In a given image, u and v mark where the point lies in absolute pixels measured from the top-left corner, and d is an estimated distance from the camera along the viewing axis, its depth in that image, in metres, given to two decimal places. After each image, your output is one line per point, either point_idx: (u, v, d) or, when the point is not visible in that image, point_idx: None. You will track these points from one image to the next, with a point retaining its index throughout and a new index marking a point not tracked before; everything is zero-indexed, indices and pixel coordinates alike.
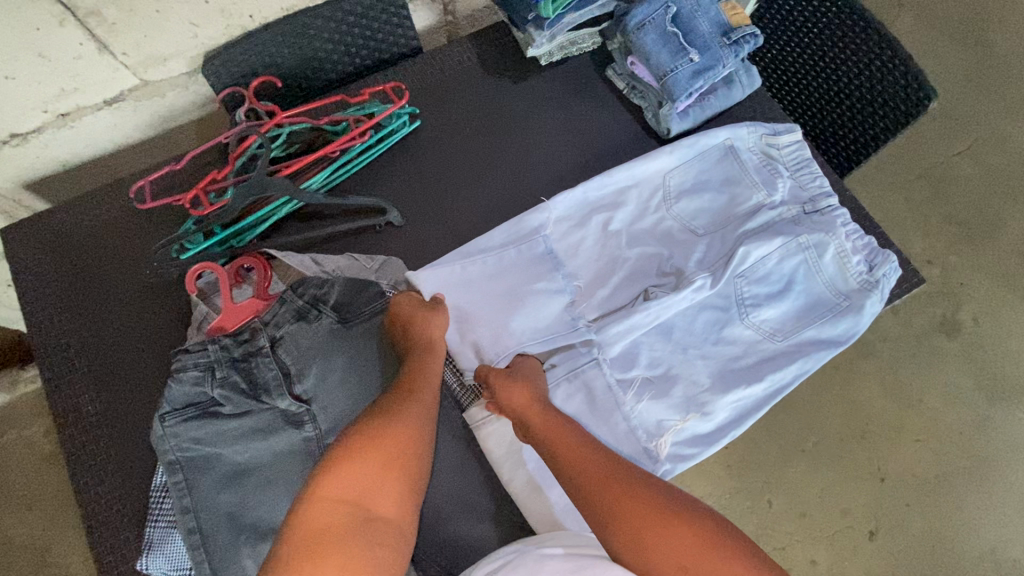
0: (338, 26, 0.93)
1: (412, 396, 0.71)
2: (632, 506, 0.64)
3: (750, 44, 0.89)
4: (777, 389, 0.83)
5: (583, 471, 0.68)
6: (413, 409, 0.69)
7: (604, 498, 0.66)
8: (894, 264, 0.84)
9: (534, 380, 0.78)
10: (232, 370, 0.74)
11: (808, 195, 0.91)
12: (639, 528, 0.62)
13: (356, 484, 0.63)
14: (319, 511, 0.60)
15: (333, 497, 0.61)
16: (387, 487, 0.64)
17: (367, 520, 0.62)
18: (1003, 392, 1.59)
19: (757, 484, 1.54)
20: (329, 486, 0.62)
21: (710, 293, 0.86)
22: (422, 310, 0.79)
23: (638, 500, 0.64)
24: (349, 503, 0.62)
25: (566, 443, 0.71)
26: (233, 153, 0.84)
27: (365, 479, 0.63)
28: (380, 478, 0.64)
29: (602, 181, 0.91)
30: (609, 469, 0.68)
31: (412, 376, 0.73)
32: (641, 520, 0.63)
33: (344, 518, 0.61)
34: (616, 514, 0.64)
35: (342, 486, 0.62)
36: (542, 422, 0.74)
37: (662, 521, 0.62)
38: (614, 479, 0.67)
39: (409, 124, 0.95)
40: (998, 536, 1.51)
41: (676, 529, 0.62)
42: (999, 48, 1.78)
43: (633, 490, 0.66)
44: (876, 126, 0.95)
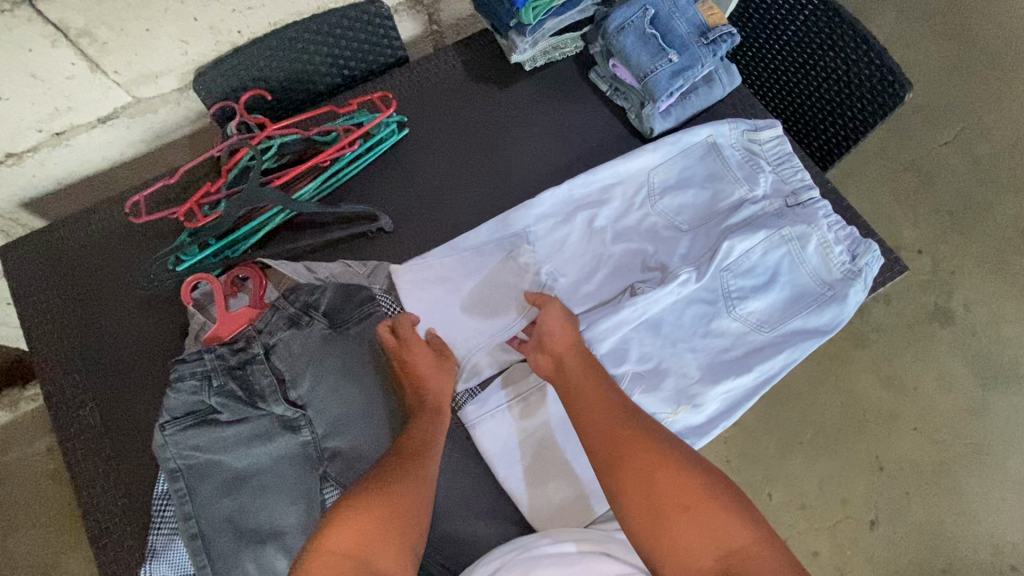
0: (325, 39, 0.95)
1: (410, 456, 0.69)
2: (641, 455, 0.65)
3: (727, 43, 0.92)
4: (766, 380, 0.85)
5: (597, 423, 0.70)
6: (407, 476, 0.67)
7: (614, 444, 0.67)
8: (875, 253, 0.86)
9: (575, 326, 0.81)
10: (228, 378, 0.76)
11: (790, 188, 0.92)
12: (644, 471, 0.64)
13: (361, 537, 0.61)
14: (321, 566, 0.58)
15: (337, 549, 0.60)
16: (392, 543, 0.62)
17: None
18: (997, 377, 1.60)
19: (756, 478, 1.55)
20: (332, 539, 0.60)
21: (697, 287, 0.87)
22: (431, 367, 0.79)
23: (650, 448, 0.66)
24: (353, 557, 0.59)
25: (590, 392, 0.73)
26: (225, 165, 0.86)
27: (370, 535, 0.61)
28: (382, 534, 0.62)
29: (587, 178, 0.94)
30: (623, 419, 0.69)
31: (414, 435, 0.72)
32: (647, 465, 0.64)
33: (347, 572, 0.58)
34: (633, 458, 0.65)
35: (347, 536, 0.60)
36: (584, 375, 0.75)
37: (666, 470, 0.64)
38: (627, 429, 0.68)
39: (397, 132, 0.97)
40: (997, 522, 1.52)
41: (680, 480, 0.63)
42: (978, 38, 1.81)
43: (642, 441, 0.67)
44: (855, 118, 0.97)
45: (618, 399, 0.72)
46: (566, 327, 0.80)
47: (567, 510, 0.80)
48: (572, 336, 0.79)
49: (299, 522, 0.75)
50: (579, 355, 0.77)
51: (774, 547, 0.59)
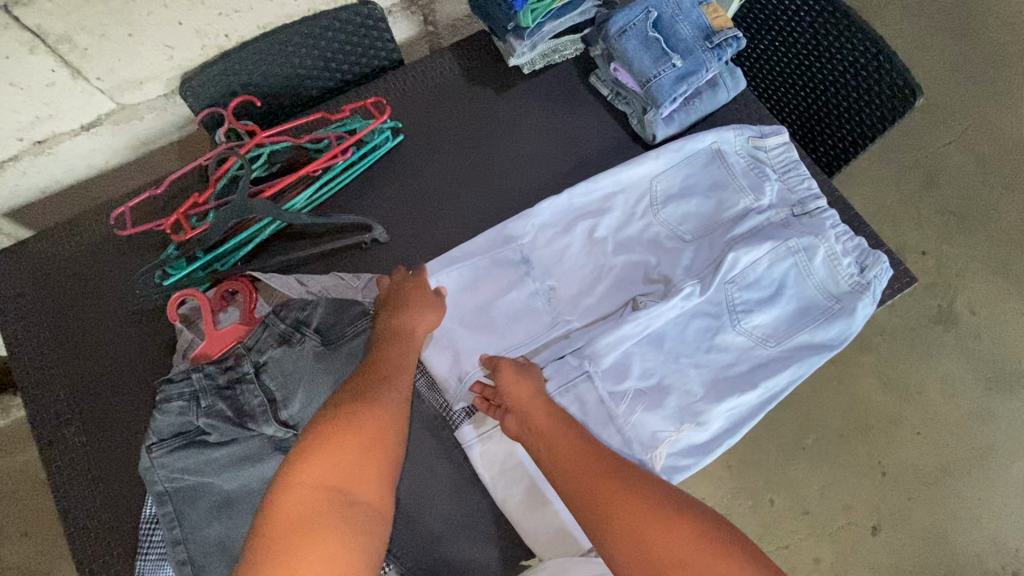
0: (316, 43, 0.92)
1: (382, 381, 0.68)
2: (630, 507, 0.63)
3: (732, 47, 0.88)
4: (772, 396, 0.83)
5: (581, 485, 0.66)
6: (385, 395, 0.67)
7: (600, 503, 0.64)
8: (885, 265, 0.84)
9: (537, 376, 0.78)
10: (217, 399, 0.73)
11: (797, 197, 0.90)
12: (640, 529, 0.61)
13: (337, 468, 0.61)
14: (300, 497, 0.59)
15: (314, 482, 0.60)
16: (370, 473, 0.62)
17: (349, 504, 0.60)
18: (1000, 381, 1.59)
19: (757, 484, 1.53)
20: (309, 471, 0.60)
21: (701, 300, 0.85)
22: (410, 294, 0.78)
23: (640, 499, 0.63)
24: (330, 488, 0.60)
25: (561, 445, 0.70)
26: (212, 175, 0.83)
27: (346, 465, 0.61)
28: (359, 463, 0.62)
29: (588, 186, 0.91)
30: (606, 474, 0.67)
31: (387, 358, 0.71)
32: (641, 522, 0.61)
33: (326, 504, 0.59)
34: (622, 514, 0.62)
35: (323, 467, 0.60)
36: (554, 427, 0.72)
37: (657, 521, 0.61)
38: (614, 486, 0.65)
39: (392, 139, 0.94)
40: (999, 526, 1.51)
41: (675, 531, 0.60)
42: (983, 35, 1.77)
43: (630, 494, 0.64)
44: (862, 124, 0.95)
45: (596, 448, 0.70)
46: (522, 380, 0.76)
47: (566, 535, 0.78)
48: (533, 387, 0.76)
49: None
50: (546, 409, 0.74)
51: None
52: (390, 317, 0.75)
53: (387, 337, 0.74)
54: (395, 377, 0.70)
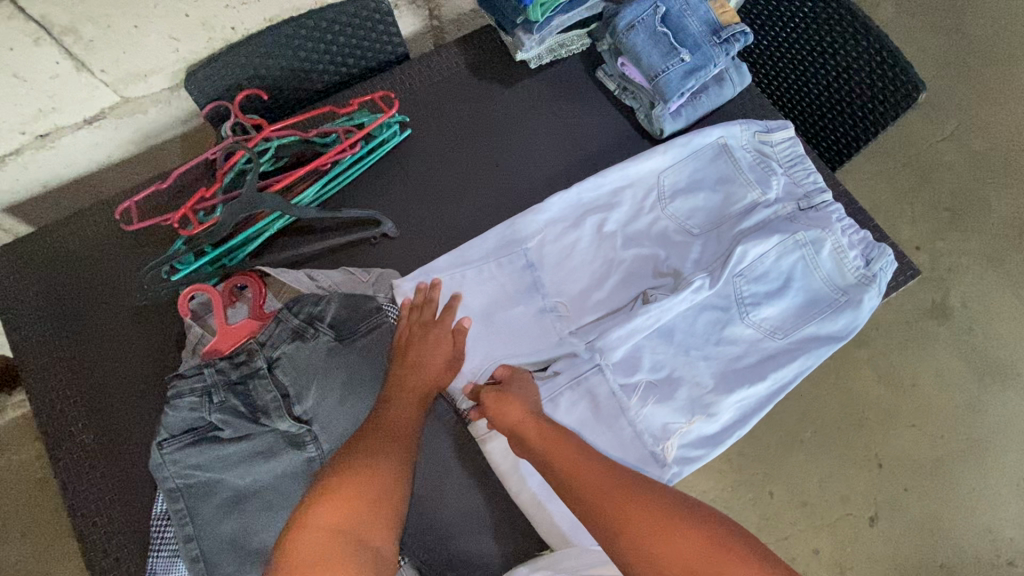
0: (323, 36, 0.92)
1: (392, 435, 0.70)
2: (636, 517, 0.62)
3: (740, 42, 0.89)
4: (780, 387, 0.84)
5: (586, 495, 0.65)
6: (397, 448, 0.69)
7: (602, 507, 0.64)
8: (889, 258, 0.85)
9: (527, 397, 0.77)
10: (230, 394, 0.73)
11: (803, 191, 0.91)
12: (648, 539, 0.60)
13: (352, 513, 0.61)
14: (313, 539, 0.59)
15: (328, 525, 0.60)
16: (382, 520, 0.63)
17: (361, 548, 0.60)
18: (993, 373, 1.62)
19: (758, 477, 1.55)
20: (326, 514, 0.61)
21: (710, 293, 0.85)
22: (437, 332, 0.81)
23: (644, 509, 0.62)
24: (345, 532, 0.60)
25: (556, 453, 0.70)
26: (220, 169, 0.82)
27: (362, 510, 0.62)
28: (374, 510, 0.63)
29: (596, 181, 0.92)
30: (608, 480, 0.66)
31: (399, 413, 0.73)
32: (645, 526, 0.61)
33: (340, 546, 0.59)
34: (627, 524, 0.61)
35: (337, 510, 0.61)
36: (545, 440, 0.71)
37: (664, 529, 0.60)
38: (614, 488, 0.65)
39: (400, 133, 0.94)
40: (992, 515, 1.54)
41: (684, 540, 0.59)
42: (975, 33, 1.80)
43: (635, 502, 0.63)
44: (865, 119, 0.96)
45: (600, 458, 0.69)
46: (512, 403, 0.75)
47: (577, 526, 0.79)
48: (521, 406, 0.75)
49: None
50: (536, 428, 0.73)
51: None
52: (408, 372, 0.77)
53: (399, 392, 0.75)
54: (404, 432, 0.72)
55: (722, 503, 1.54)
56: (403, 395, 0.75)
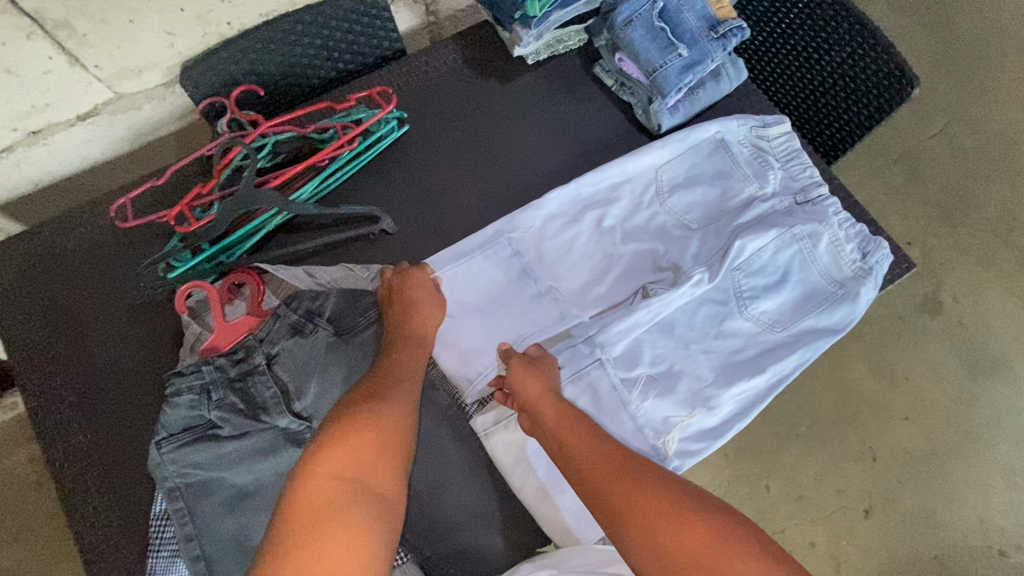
0: (319, 32, 0.91)
1: (393, 381, 0.69)
2: (639, 500, 0.62)
3: (736, 37, 0.90)
4: (779, 380, 0.84)
5: (593, 474, 0.66)
6: (397, 392, 0.67)
7: (608, 488, 0.64)
8: (885, 251, 0.86)
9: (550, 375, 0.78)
10: (229, 392, 0.72)
11: (799, 184, 0.91)
12: (650, 522, 0.60)
13: (355, 458, 0.60)
14: (317, 487, 0.57)
15: (330, 473, 0.58)
16: (385, 465, 0.61)
17: (367, 493, 0.59)
18: (984, 366, 1.64)
19: (754, 471, 1.56)
20: (328, 462, 0.59)
21: (709, 287, 0.86)
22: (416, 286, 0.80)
23: (648, 494, 0.62)
24: (350, 478, 0.58)
25: (566, 429, 0.72)
26: (217, 165, 0.82)
27: (364, 454, 0.60)
28: (378, 453, 0.61)
29: (595, 176, 0.92)
30: (616, 464, 0.66)
31: (399, 361, 0.72)
32: (648, 510, 0.61)
33: (345, 493, 0.57)
34: (628, 508, 0.61)
35: (340, 458, 0.59)
36: (563, 418, 0.73)
37: (667, 514, 0.60)
38: (622, 471, 0.65)
39: (398, 129, 0.93)
40: (985, 506, 1.56)
41: (686, 526, 0.59)
42: (963, 30, 1.82)
43: (642, 486, 0.63)
44: (861, 114, 0.97)
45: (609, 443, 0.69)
46: (530, 378, 0.77)
47: (581, 521, 0.79)
48: (544, 383, 0.76)
49: None
50: (555, 405, 0.74)
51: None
52: (400, 322, 0.76)
53: (396, 340, 0.74)
54: (405, 377, 0.70)
55: (719, 498, 1.55)
56: (398, 342, 0.74)
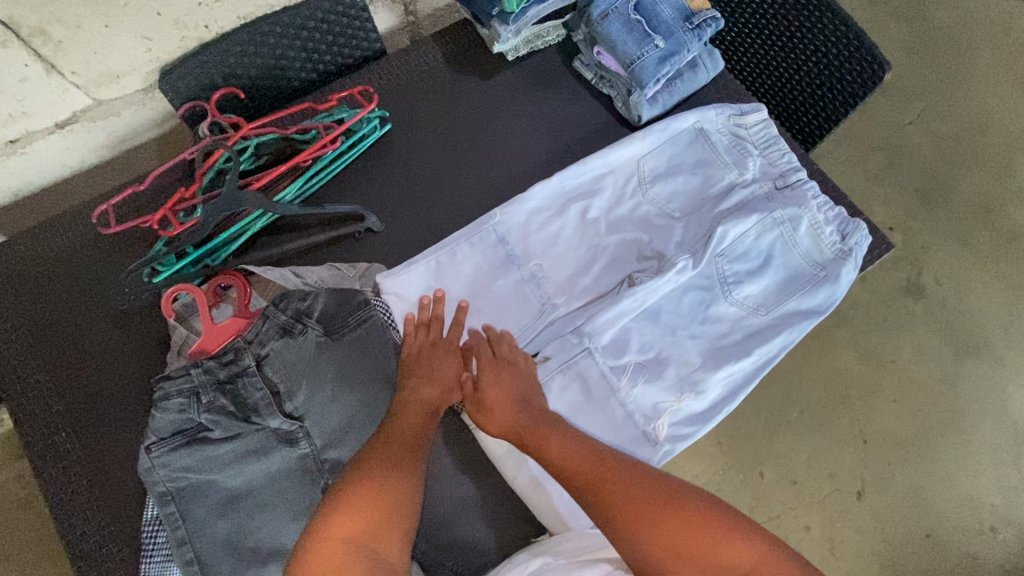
0: (298, 33, 0.91)
1: (401, 445, 0.66)
2: (619, 492, 0.61)
3: (712, 27, 0.91)
4: (766, 362, 0.86)
5: (573, 470, 0.65)
6: (405, 457, 0.65)
7: (587, 482, 0.64)
8: (864, 232, 0.88)
9: (515, 389, 0.75)
10: (218, 394, 0.72)
11: (778, 170, 0.93)
12: (632, 513, 0.59)
13: (364, 522, 0.57)
14: (323, 553, 0.55)
15: (340, 536, 0.56)
16: (394, 531, 0.59)
17: (374, 561, 0.56)
18: (967, 346, 1.67)
19: (748, 458, 1.58)
20: (339, 525, 0.57)
21: (693, 274, 0.87)
22: (438, 353, 0.76)
23: (629, 487, 0.62)
24: (354, 543, 0.56)
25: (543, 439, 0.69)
26: (199, 169, 0.82)
27: (374, 520, 0.58)
28: (384, 522, 0.58)
29: (579, 169, 0.93)
30: (594, 460, 0.66)
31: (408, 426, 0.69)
32: (627, 502, 0.60)
33: (350, 559, 0.55)
34: (608, 501, 0.61)
35: (351, 521, 0.57)
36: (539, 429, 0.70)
37: (649, 506, 0.60)
38: (600, 467, 0.65)
39: (380, 128, 0.94)
40: (974, 483, 1.59)
41: (668, 518, 0.58)
42: (935, 19, 1.87)
43: (624, 481, 0.63)
44: (837, 99, 0.99)
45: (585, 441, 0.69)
46: (495, 399, 0.73)
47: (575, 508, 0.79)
48: (508, 407, 0.72)
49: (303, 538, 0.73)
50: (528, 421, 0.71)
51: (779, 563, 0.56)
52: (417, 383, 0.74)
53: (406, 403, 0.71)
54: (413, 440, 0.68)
55: (714, 486, 1.56)
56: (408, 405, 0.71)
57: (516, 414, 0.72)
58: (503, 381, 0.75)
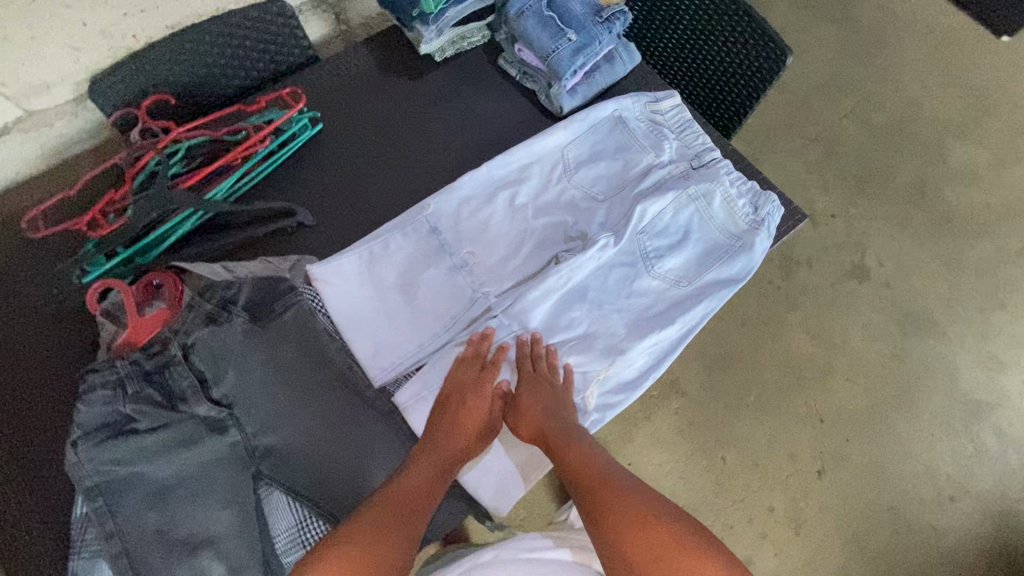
0: (227, 41, 0.94)
1: (401, 501, 0.65)
2: (615, 494, 0.64)
3: (621, 21, 0.96)
4: (689, 330, 0.90)
5: (581, 472, 0.69)
6: (400, 517, 0.63)
7: (592, 485, 0.67)
8: (774, 203, 0.93)
9: (550, 392, 0.80)
10: (145, 384, 0.73)
11: (694, 152, 0.98)
12: (621, 514, 0.62)
13: None
14: None
15: None
16: None
17: None
18: (913, 324, 1.74)
19: (709, 444, 1.60)
20: None
21: (616, 251, 0.90)
22: (471, 391, 0.81)
23: (627, 494, 0.64)
24: None
25: (572, 447, 0.73)
26: (129, 171, 0.85)
27: None
28: None
29: (504, 159, 0.96)
30: (603, 469, 0.69)
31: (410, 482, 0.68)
32: (620, 504, 0.63)
33: None
34: (603, 500, 0.64)
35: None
36: (565, 436, 0.75)
37: (641, 517, 0.61)
38: (609, 472, 0.68)
39: (311, 127, 0.97)
40: (930, 456, 1.63)
41: (656, 529, 0.59)
42: (860, 21, 2.00)
43: (626, 489, 0.65)
44: (749, 85, 1.04)
45: (601, 456, 0.71)
46: (536, 397, 0.79)
47: (503, 481, 0.84)
48: (545, 407, 0.79)
49: (234, 525, 0.71)
50: (556, 425, 0.76)
51: None
52: (440, 433, 0.77)
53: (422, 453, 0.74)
54: (416, 500, 0.67)
55: (677, 473, 1.58)
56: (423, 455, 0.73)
57: (543, 424, 0.77)
58: (537, 394, 0.80)
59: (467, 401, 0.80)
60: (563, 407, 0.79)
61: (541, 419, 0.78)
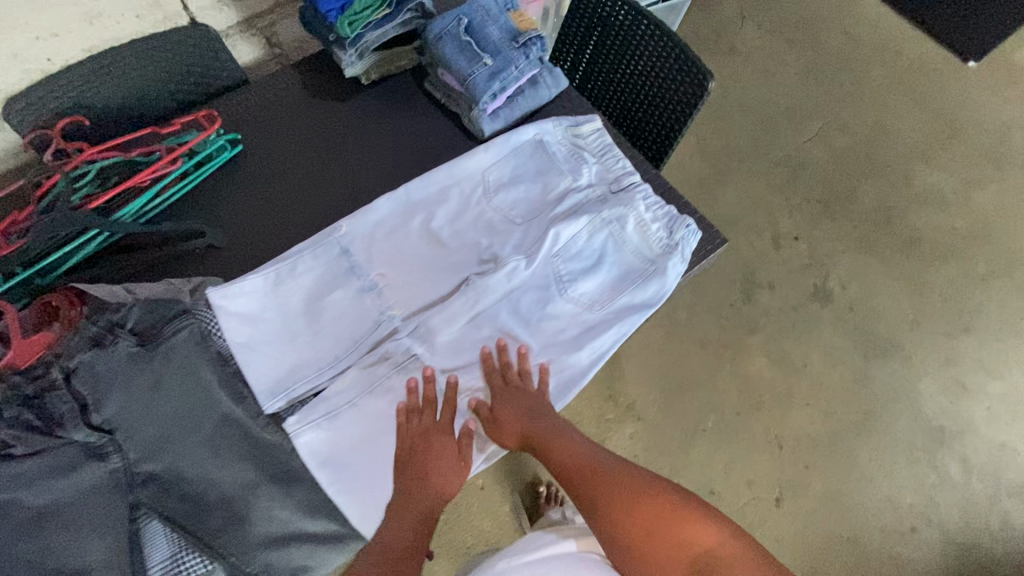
0: (146, 63, 0.95)
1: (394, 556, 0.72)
2: (609, 489, 0.74)
3: (536, 45, 0.97)
4: (600, 355, 0.88)
5: (570, 473, 0.77)
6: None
7: (586, 487, 0.75)
8: (690, 227, 0.92)
9: (524, 398, 0.82)
10: (23, 409, 0.71)
11: (613, 175, 0.98)
12: (615, 505, 0.72)
13: None
14: None
15: None
16: None
17: None
18: (876, 348, 1.71)
19: (664, 470, 1.56)
20: None
21: (528, 273, 0.90)
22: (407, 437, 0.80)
23: (616, 485, 0.74)
24: None
25: (556, 447, 0.79)
26: (36, 194, 0.85)
27: None
28: None
29: (424, 181, 0.96)
30: (589, 465, 0.77)
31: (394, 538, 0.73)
32: (611, 497, 0.73)
33: None
34: (598, 499, 0.73)
35: None
36: (547, 438, 0.80)
37: (631, 499, 0.72)
38: (596, 466, 0.77)
39: (228, 149, 0.97)
40: (892, 485, 1.58)
41: (646, 507, 0.71)
42: (825, 46, 2.02)
43: (614, 482, 0.74)
44: (675, 111, 1.04)
45: (587, 449, 0.79)
46: (517, 405, 0.82)
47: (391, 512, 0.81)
48: (519, 411, 0.81)
49: (106, 556, 0.69)
50: (543, 427, 0.80)
51: (739, 541, 0.67)
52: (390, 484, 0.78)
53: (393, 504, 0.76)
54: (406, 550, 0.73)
55: None
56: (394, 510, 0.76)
57: (525, 428, 0.80)
58: (515, 401, 0.82)
59: (409, 448, 0.79)
60: (542, 404, 0.82)
61: (522, 422, 0.81)
